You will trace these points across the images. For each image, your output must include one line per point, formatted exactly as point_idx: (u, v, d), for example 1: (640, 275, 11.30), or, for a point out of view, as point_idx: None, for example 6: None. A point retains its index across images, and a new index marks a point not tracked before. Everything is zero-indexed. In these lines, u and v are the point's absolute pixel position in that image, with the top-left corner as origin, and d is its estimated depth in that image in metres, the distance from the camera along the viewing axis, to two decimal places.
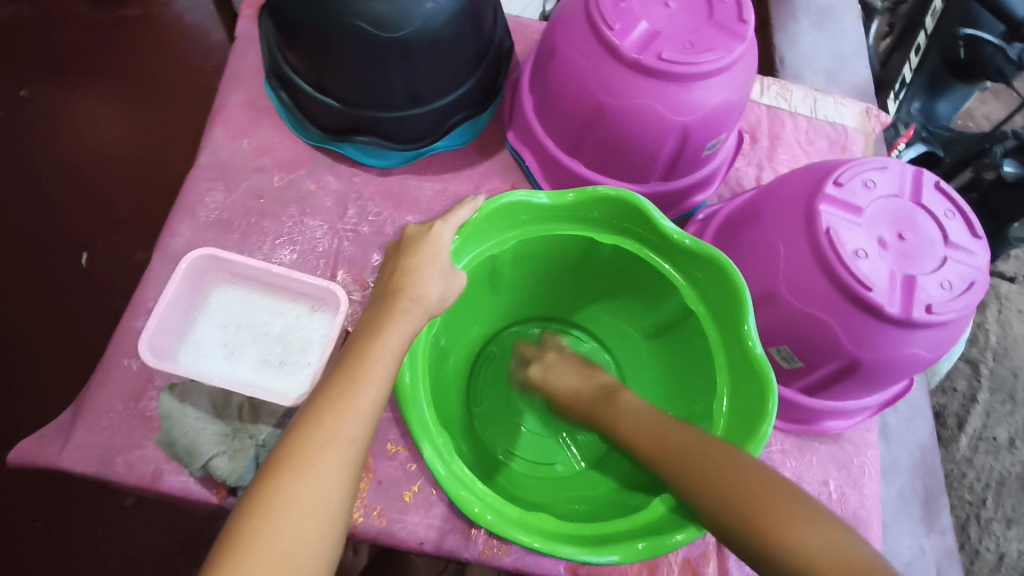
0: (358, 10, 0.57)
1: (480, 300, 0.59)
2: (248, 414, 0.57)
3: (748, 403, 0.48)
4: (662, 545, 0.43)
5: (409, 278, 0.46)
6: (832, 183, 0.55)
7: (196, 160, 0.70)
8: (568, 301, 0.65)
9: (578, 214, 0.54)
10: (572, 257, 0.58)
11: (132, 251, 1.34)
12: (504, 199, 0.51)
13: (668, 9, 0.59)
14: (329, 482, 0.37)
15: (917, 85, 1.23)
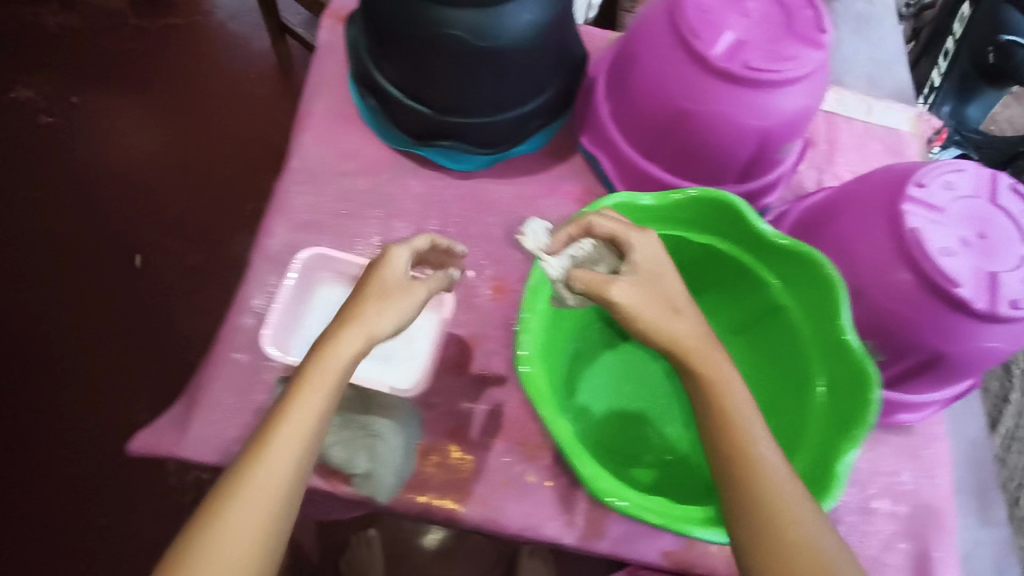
0: (458, 22, 0.60)
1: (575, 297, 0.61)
2: (359, 406, 0.61)
3: (845, 393, 0.51)
4: None
5: (360, 298, 0.49)
6: (914, 184, 0.58)
7: (287, 164, 0.73)
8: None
9: (673, 215, 0.56)
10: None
11: (184, 254, 1.37)
12: (608, 201, 0.53)
13: (751, 19, 0.61)
14: (278, 470, 0.43)
15: (946, 90, 1.26)
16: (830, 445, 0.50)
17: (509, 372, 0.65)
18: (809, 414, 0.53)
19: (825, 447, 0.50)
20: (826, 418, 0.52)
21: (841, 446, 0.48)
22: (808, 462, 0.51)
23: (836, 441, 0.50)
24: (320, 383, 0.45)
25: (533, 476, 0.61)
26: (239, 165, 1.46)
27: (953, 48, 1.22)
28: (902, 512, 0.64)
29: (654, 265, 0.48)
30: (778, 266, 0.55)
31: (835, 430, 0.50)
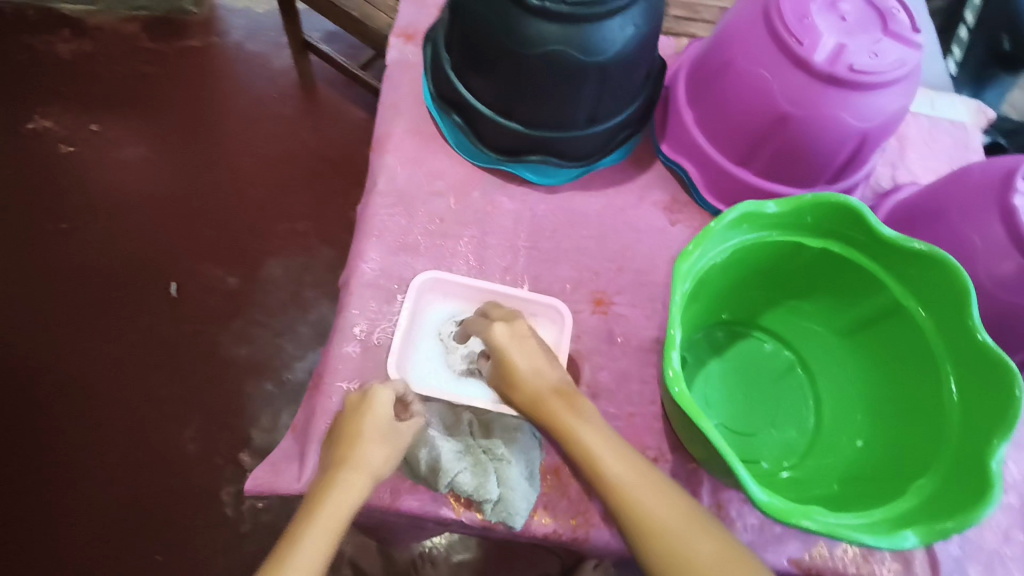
0: (563, 38, 0.59)
1: (690, 309, 0.61)
2: (479, 430, 0.59)
3: (984, 388, 0.51)
4: (935, 531, 0.46)
5: (352, 438, 0.50)
6: (1023, 177, 0.58)
7: (373, 187, 0.72)
8: (754, 302, 0.67)
9: (791, 221, 0.57)
10: (773, 261, 0.61)
11: (221, 279, 1.35)
12: (737, 209, 0.53)
13: (847, 23, 0.62)
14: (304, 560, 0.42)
15: (964, 79, 1.26)
16: (979, 441, 0.49)
17: (619, 386, 0.65)
18: (944, 415, 0.53)
19: (973, 443, 0.50)
20: (966, 416, 0.52)
21: (991, 440, 0.48)
22: (956, 459, 0.50)
23: (984, 436, 0.49)
24: (320, 519, 0.44)
25: None
26: (268, 185, 1.44)
27: (967, 37, 1.25)
28: (1014, 504, 0.65)
29: (502, 341, 0.54)
30: (900, 267, 0.56)
31: (981, 426, 0.50)
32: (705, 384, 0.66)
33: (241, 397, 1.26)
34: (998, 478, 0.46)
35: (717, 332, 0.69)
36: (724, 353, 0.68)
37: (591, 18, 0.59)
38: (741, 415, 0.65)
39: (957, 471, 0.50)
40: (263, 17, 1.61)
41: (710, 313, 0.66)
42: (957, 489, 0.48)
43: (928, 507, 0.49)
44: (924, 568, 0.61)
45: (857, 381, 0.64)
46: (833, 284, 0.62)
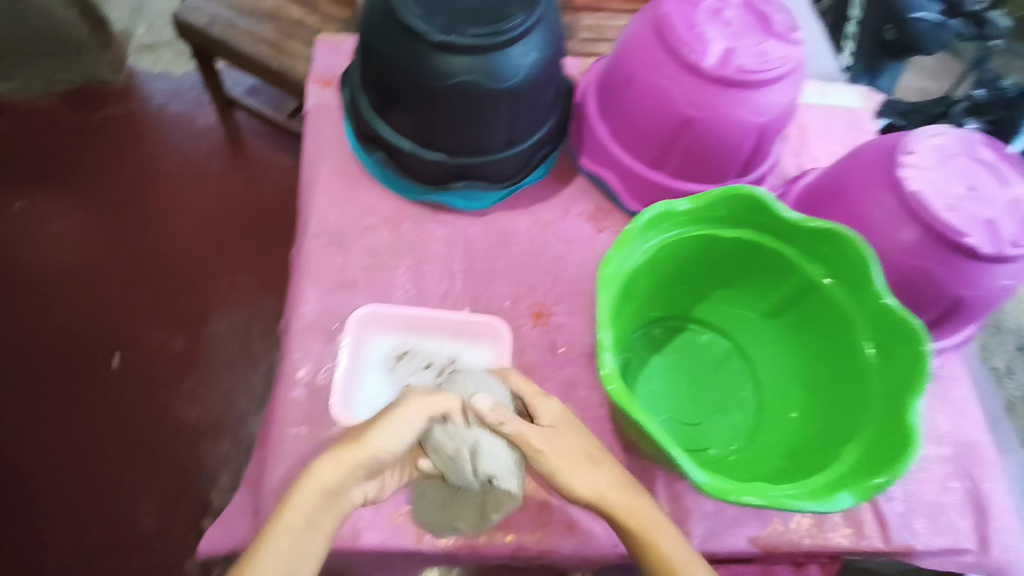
0: (471, 67, 0.62)
1: (624, 312, 0.64)
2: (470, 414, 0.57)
3: (897, 351, 0.54)
4: (867, 489, 0.49)
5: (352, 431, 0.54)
6: (904, 153, 0.63)
7: (304, 230, 0.73)
8: (686, 296, 0.70)
9: (703, 216, 0.60)
10: (695, 255, 0.65)
11: (166, 343, 1.32)
12: (650, 211, 0.56)
13: (732, 28, 0.67)
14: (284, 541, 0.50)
15: (857, 66, 1.36)
16: (898, 402, 0.52)
17: (567, 395, 0.67)
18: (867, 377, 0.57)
19: (894, 402, 0.53)
20: (885, 377, 0.55)
21: (907, 399, 0.51)
22: (879, 421, 0.53)
23: (902, 396, 0.52)
24: (298, 500, 0.51)
25: None
26: (206, 242, 1.43)
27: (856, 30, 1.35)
28: (948, 455, 0.69)
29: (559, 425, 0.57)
30: (808, 245, 0.59)
31: (898, 386, 0.53)
32: (648, 380, 0.69)
33: (200, 460, 1.23)
34: (916, 434, 0.49)
35: (654, 330, 0.72)
36: (662, 348, 0.71)
37: (495, 47, 0.61)
38: (686, 407, 0.67)
39: (882, 431, 0.53)
40: (184, 78, 1.61)
41: (644, 311, 0.69)
42: (883, 450, 0.51)
43: (858, 470, 0.52)
44: (874, 529, 0.64)
45: (789, 360, 0.67)
46: (754, 271, 0.66)
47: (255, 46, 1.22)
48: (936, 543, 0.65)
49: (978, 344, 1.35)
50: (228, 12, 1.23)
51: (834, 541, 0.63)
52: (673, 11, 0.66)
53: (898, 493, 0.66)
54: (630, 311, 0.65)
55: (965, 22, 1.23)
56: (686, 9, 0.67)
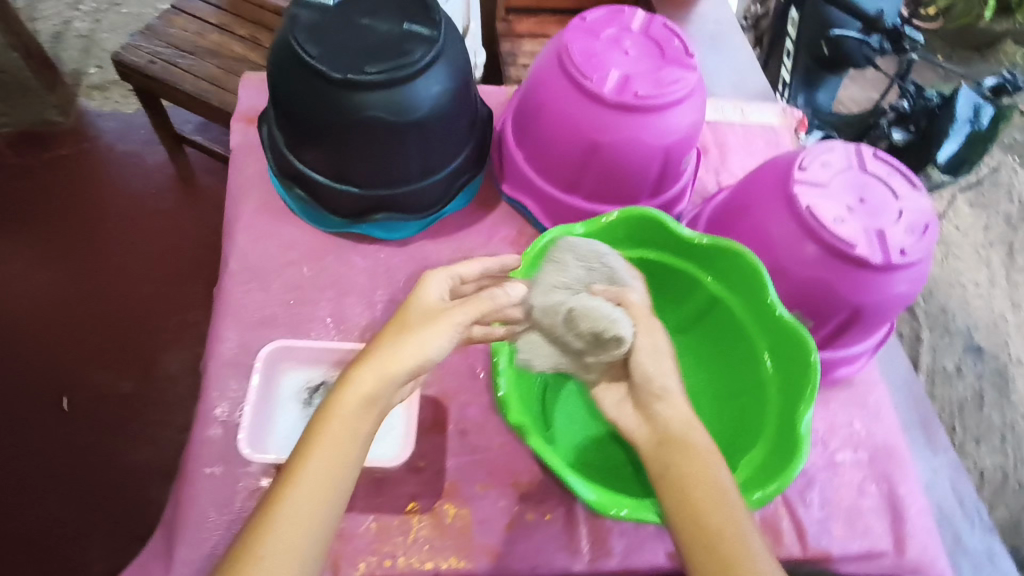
0: (375, 102, 0.63)
1: None
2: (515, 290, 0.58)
3: (790, 359, 0.58)
4: (759, 497, 0.52)
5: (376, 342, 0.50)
6: (797, 169, 0.66)
7: (225, 267, 0.73)
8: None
9: (604, 235, 0.65)
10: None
11: (114, 385, 1.30)
12: None
13: (630, 57, 0.70)
14: (304, 512, 0.44)
15: (797, 82, 1.42)
16: (792, 407, 0.56)
17: (487, 420, 0.68)
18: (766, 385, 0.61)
19: (789, 410, 0.57)
20: (782, 384, 0.59)
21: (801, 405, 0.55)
22: (776, 427, 0.57)
23: (796, 403, 0.57)
24: (322, 445, 0.45)
25: (530, 513, 0.64)
26: (155, 281, 1.41)
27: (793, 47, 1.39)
28: (863, 459, 0.71)
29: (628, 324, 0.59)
30: (706, 263, 0.64)
31: (791, 394, 0.57)
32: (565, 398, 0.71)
33: (151, 503, 1.21)
34: (806, 437, 0.52)
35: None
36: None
37: (401, 80, 0.62)
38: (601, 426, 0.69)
39: (779, 437, 0.56)
40: (132, 116, 1.59)
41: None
42: (779, 456, 0.55)
43: (759, 477, 0.55)
44: (791, 537, 0.66)
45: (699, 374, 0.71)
46: (660, 289, 0.70)
47: (195, 82, 1.19)
48: (855, 547, 0.66)
49: (924, 347, 1.39)
50: (168, 51, 1.21)
51: None
52: (573, 42, 0.69)
53: (816, 498, 0.68)
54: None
55: (885, 37, 1.23)
56: (587, 40, 0.70)
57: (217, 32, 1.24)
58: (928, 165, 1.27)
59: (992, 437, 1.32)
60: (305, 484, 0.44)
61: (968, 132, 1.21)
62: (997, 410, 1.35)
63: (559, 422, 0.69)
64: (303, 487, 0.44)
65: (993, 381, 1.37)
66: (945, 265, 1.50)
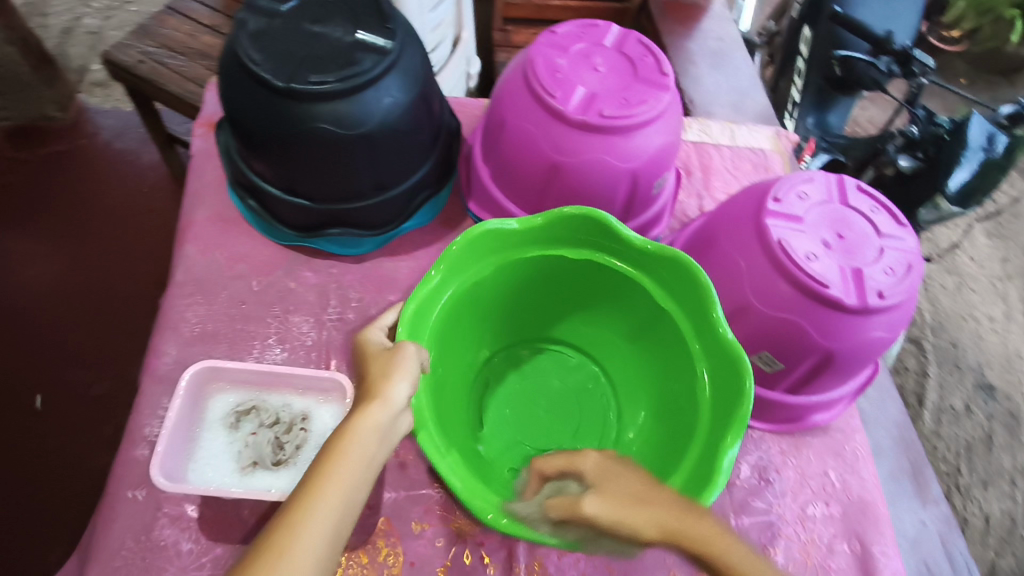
0: (319, 113, 0.59)
1: (470, 326, 0.69)
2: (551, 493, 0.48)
3: (726, 369, 0.56)
4: None
5: (372, 374, 0.47)
6: (771, 200, 0.61)
7: (171, 278, 0.71)
8: (550, 319, 0.75)
9: (540, 232, 0.63)
10: (542, 274, 0.68)
11: (88, 385, 1.20)
12: (478, 231, 0.60)
13: (599, 74, 0.66)
14: (360, 476, 0.40)
15: (807, 103, 1.36)
16: (723, 423, 0.54)
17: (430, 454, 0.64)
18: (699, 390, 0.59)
19: (720, 425, 0.54)
20: (714, 389, 0.57)
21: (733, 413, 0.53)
22: (705, 439, 0.55)
23: (726, 408, 0.54)
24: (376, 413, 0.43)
25: (468, 555, 0.60)
26: (140, 280, 1.33)
27: (805, 66, 1.34)
28: (836, 514, 0.66)
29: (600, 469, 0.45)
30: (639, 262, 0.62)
31: (725, 405, 0.55)
32: (504, 400, 0.74)
33: None
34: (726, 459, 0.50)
35: (520, 352, 0.77)
36: (526, 372, 0.76)
37: (346, 92, 0.59)
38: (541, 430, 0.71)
39: (705, 457, 0.54)
40: (131, 115, 1.53)
41: (501, 333, 0.75)
42: (701, 472, 0.52)
43: (685, 490, 0.52)
44: None
45: (642, 374, 0.71)
46: (607, 295, 0.69)
47: (183, 84, 1.16)
48: None
49: (932, 383, 1.32)
50: (159, 51, 1.18)
51: None
52: (538, 55, 0.66)
53: (780, 555, 0.63)
54: (478, 329, 0.71)
55: (891, 61, 1.10)
56: (553, 54, 0.66)
57: (210, 34, 1.23)
58: (937, 194, 1.14)
59: (999, 482, 1.24)
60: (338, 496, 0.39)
61: (980, 162, 1.08)
62: (1007, 453, 1.27)
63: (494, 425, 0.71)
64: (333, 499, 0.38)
65: (1004, 422, 1.30)
66: (958, 298, 1.43)
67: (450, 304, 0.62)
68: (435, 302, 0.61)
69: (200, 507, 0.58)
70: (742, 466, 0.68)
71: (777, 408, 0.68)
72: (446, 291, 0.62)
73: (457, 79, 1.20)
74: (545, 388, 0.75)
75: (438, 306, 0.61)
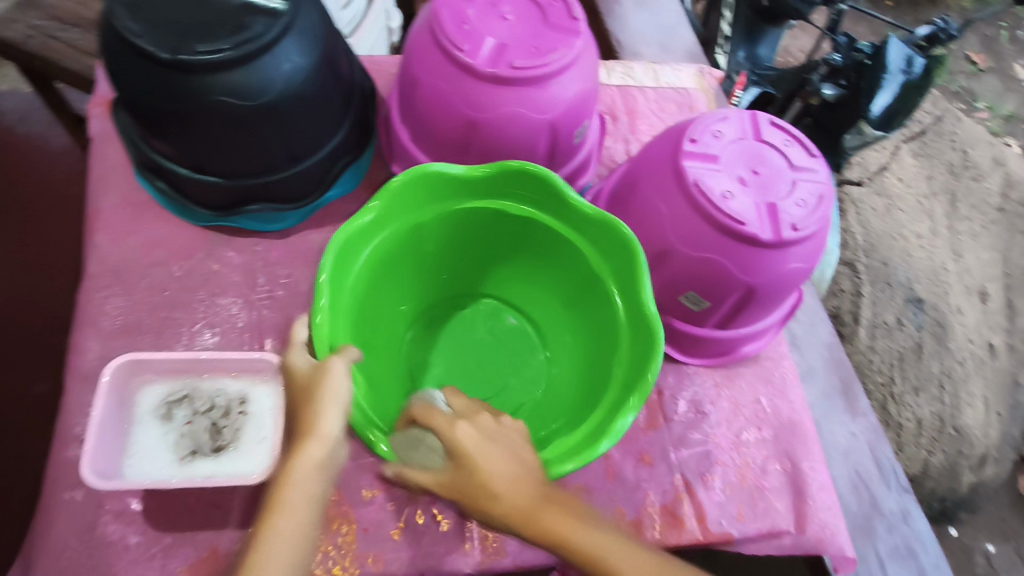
0: (215, 86, 0.56)
1: (409, 270, 0.70)
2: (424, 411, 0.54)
3: (644, 326, 0.58)
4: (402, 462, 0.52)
5: (308, 391, 0.48)
6: (688, 141, 0.62)
7: (85, 271, 0.68)
8: (500, 277, 0.75)
9: (483, 183, 0.63)
10: (482, 225, 0.68)
11: (28, 384, 1.13)
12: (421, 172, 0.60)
13: (507, 22, 0.64)
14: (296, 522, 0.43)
15: (737, 37, 1.35)
16: (633, 386, 0.55)
17: None
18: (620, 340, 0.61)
19: (623, 411, 0.55)
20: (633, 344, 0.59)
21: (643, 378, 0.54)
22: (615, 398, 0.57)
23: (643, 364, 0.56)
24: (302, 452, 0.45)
25: (420, 515, 0.61)
26: (68, 270, 1.25)
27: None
28: (768, 437, 0.70)
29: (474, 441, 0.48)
30: (579, 222, 0.63)
31: (642, 357, 0.57)
32: (439, 347, 0.75)
33: None
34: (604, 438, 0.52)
35: (486, 305, 0.77)
36: (471, 323, 0.76)
37: (242, 61, 0.56)
38: (465, 382, 0.73)
39: (591, 434, 0.55)
40: (32, 96, 1.42)
41: (474, 277, 0.76)
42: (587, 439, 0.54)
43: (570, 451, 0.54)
44: (692, 522, 0.64)
45: (572, 337, 0.72)
46: (571, 273, 0.68)
47: (83, 60, 1.08)
48: (754, 528, 0.65)
49: (867, 298, 1.37)
50: (50, 24, 1.09)
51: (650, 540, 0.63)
52: (443, 8, 0.63)
53: (718, 481, 0.67)
54: (454, 262, 0.73)
55: None
56: (460, 4, 0.64)
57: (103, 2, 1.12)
58: (861, 118, 1.18)
59: (930, 387, 1.33)
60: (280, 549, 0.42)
61: (901, 85, 1.10)
62: (936, 359, 1.34)
63: (433, 350, 0.75)
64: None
65: (932, 332, 1.36)
66: (887, 218, 1.46)
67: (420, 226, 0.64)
68: (363, 241, 0.61)
69: (143, 501, 0.58)
70: (679, 401, 0.71)
71: (706, 342, 0.70)
72: (376, 232, 0.62)
73: (377, 35, 1.15)
74: (487, 349, 0.75)
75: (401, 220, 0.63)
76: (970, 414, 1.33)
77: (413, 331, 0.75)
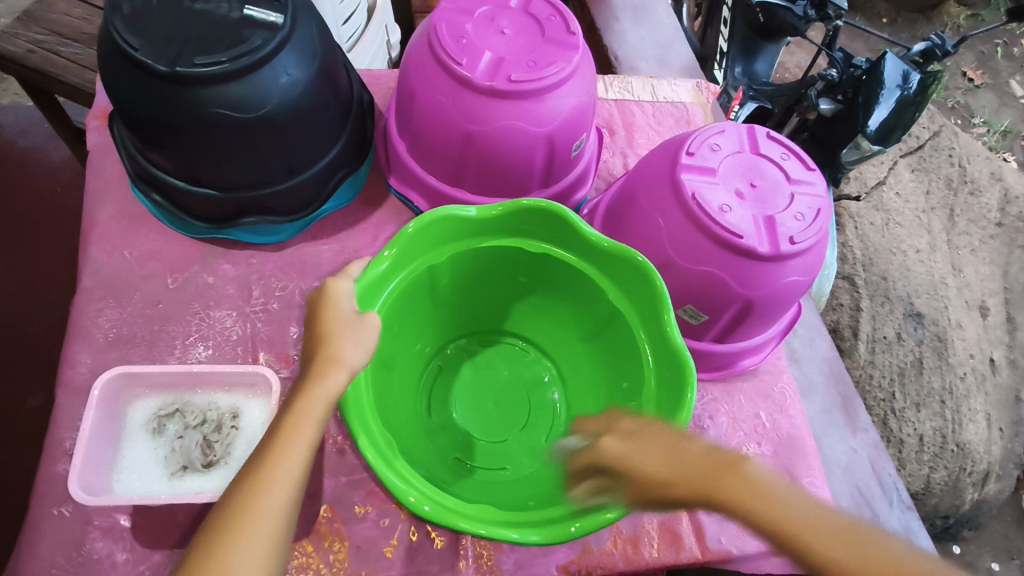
0: (212, 98, 0.56)
1: (426, 312, 0.69)
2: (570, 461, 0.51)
3: (671, 368, 0.57)
4: (594, 522, 0.48)
5: (332, 332, 0.46)
6: (686, 154, 0.62)
7: (79, 283, 0.68)
8: (516, 314, 0.75)
9: (503, 222, 0.63)
10: (500, 264, 0.68)
11: (23, 398, 1.13)
12: (437, 213, 0.60)
13: (505, 36, 0.64)
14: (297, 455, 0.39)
15: (733, 52, 1.35)
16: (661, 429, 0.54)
17: None
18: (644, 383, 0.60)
19: None
20: (658, 388, 0.58)
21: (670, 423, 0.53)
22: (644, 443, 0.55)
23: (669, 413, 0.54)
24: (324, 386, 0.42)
25: (414, 532, 0.60)
26: (63, 282, 1.24)
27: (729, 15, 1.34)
28: (768, 453, 0.69)
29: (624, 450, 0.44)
30: (601, 263, 0.62)
31: (670, 403, 0.55)
32: (457, 388, 0.74)
33: None
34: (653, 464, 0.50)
35: (503, 343, 0.77)
36: (488, 362, 0.76)
37: (239, 73, 0.56)
38: (484, 423, 0.72)
39: None
40: (32, 110, 1.43)
41: (490, 315, 0.75)
42: None
43: None
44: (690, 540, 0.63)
45: (589, 373, 0.71)
46: (590, 311, 0.68)
47: (83, 73, 1.08)
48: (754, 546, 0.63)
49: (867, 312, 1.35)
50: (50, 38, 1.09)
51: (647, 558, 0.62)
52: (440, 22, 0.64)
53: None
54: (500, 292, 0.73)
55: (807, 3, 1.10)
56: (458, 19, 0.64)
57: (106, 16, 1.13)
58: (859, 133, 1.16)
59: (931, 402, 1.31)
60: (281, 482, 0.38)
61: (896, 101, 1.10)
62: (936, 374, 1.32)
63: (451, 394, 0.73)
64: (254, 539, 0.35)
65: (932, 346, 1.34)
66: (886, 233, 1.44)
67: (470, 250, 0.65)
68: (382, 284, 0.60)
69: (133, 516, 0.57)
70: None
71: (703, 356, 0.70)
72: (395, 273, 0.62)
73: (376, 50, 1.16)
74: (505, 390, 0.74)
75: (448, 240, 0.64)
76: (972, 430, 1.32)
77: (430, 372, 0.74)
